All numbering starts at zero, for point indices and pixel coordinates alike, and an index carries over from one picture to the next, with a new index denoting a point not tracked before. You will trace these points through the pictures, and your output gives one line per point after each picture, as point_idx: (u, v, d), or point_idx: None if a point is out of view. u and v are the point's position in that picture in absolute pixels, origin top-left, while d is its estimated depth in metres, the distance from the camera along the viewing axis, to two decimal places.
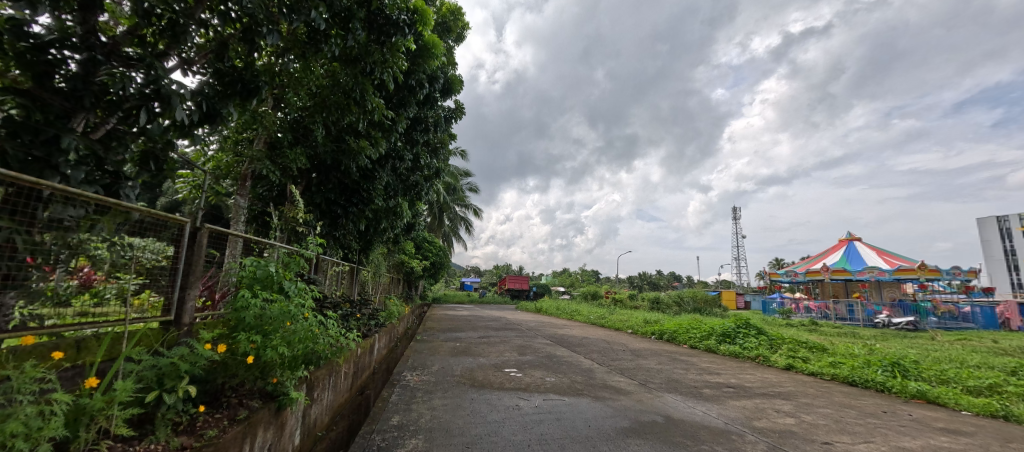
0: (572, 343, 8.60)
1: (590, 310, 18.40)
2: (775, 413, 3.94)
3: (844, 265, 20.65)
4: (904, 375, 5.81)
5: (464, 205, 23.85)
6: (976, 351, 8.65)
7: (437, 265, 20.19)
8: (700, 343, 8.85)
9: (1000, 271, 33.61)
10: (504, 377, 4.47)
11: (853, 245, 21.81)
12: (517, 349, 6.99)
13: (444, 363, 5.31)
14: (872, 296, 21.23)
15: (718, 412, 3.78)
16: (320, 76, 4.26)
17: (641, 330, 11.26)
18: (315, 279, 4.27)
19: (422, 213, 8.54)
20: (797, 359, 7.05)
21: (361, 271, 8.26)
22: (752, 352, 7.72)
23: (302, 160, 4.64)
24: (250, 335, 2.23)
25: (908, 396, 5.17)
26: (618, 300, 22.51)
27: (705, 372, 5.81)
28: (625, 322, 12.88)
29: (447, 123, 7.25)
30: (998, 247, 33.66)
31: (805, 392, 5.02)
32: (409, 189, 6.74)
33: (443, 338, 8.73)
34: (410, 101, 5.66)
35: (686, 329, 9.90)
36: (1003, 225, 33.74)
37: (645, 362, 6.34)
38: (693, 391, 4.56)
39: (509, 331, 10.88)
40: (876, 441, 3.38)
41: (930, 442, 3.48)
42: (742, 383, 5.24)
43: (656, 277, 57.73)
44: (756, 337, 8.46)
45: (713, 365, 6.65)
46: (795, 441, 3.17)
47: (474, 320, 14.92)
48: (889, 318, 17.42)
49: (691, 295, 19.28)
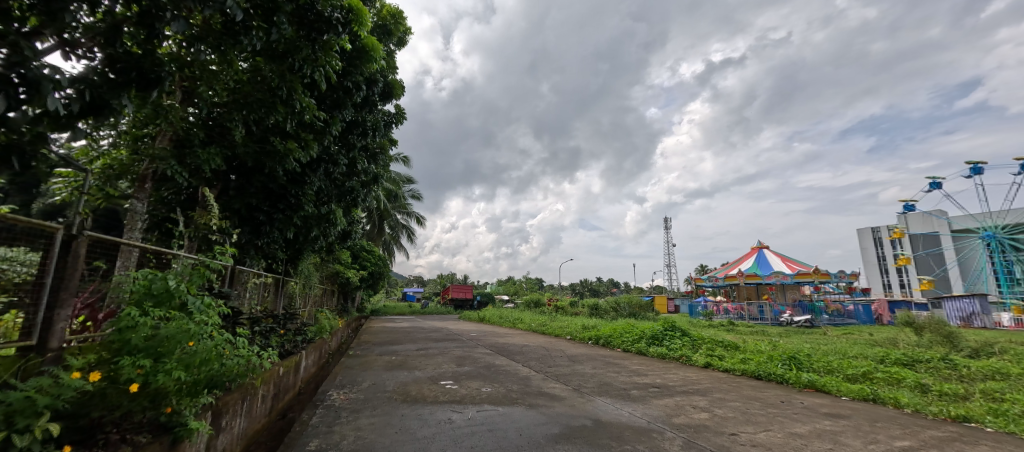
0: (512, 351, 8.64)
1: (532, 317, 18.67)
2: (692, 409, 4.25)
3: (756, 270, 23.03)
4: (799, 367, 6.58)
5: (407, 213, 23.17)
6: (856, 344, 10.04)
7: (376, 275, 19.34)
8: (632, 346, 9.35)
9: (874, 273, 39.53)
10: (440, 390, 4.36)
11: (762, 253, 24.42)
12: (456, 360, 6.85)
13: (377, 378, 5.06)
14: (778, 297, 23.87)
15: (643, 412, 3.99)
16: (240, 71, 3.90)
17: (579, 336, 11.63)
18: (228, 292, 3.87)
19: (360, 221, 8.15)
20: (715, 357, 7.71)
21: (288, 283, 7.67)
22: (678, 352, 8.31)
23: (217, 161, 4.20)
24: (136, 359, 1.95)
25: (802, 386, 5.86)
26: (559, 307, 23.09)
27: (635, 374, 6.13)
28: (564, 329, 13.21)
29: (387, 128, 7.01)
30: (873, 253, 39.61)
31: (719, 388, 5.48)
32: (345, 196, 6.40)
33: (378, 352, 8.32)
34: (345, 103, 5.40)
35: (620, 333, 10.39)
36: (875, 235, 39.85)
37: (581, 367, 6.55)
38: (622, 393, 4.78)
39: (449, 341, 10.65)
40: (774, 429, 3.77)
41: (817, 427, 3.95)
42: (666, 382, 5.61)
43: (595, 284, 60.17)
44: (681, 338, 9.13)
45: (642, 366, 7.03)
46: (708, 434, 3.44)
47: (414, 331, 14.41)
48: (791, 317, 19.67)
49: (627, 301, 20.31)
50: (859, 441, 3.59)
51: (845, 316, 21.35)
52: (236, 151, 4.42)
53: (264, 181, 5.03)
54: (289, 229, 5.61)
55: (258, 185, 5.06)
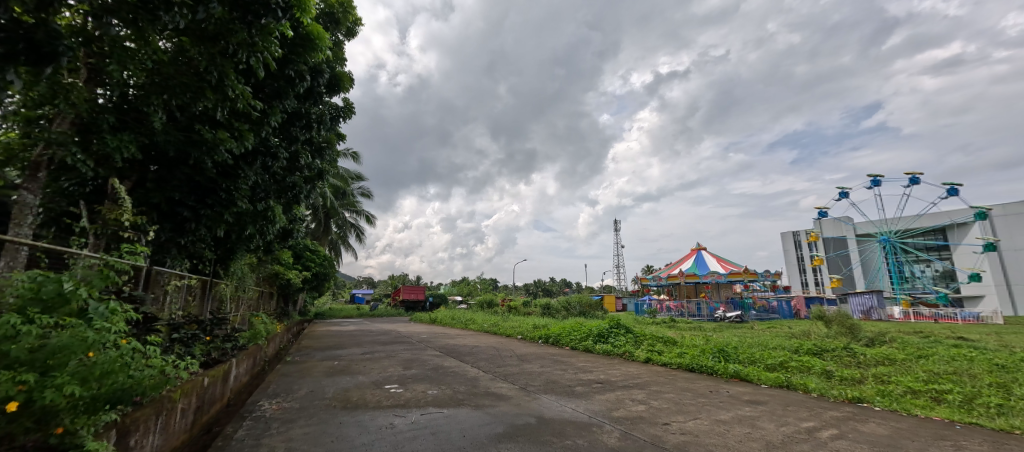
0: (462, 352, 8.57)
1: (485, 318, 18.64)
2: (631, 402, 4.47)
3: (694, 270, 24.66)
4: (727, 358, 7.15)
5: (356, 211, 22.19)
6: (778, 336, 11.07)
7: (321, 276, 18.33)
8: (580, 344, 9.64)
9: (794, 273, 43.84)
10: (383, 395, 4.22)
11: (700, 254, 26.18)
12: (403, 364, 6.66)
13: (316, 385, 4.79)
14: (713, 295, 25.71)
15: (585, 407, 4.13)
16: (161, 51, 3.50)
17: (530, 335, 11.77)
18: (140, 296, 3.47)
19: (302, 219, 7.69)
20: (655, 352, 8.16)
21: (218, 285, 7.06)
22: (621, 348, 8.70)
23: (131, 149, 3.75)
24: (16, 374, 1.68)
25: (729, 376, 6.36)
26: (512, 307, 23.28)
27: (580, 371, 6.33)
28: (515, 329, 13.32)
29: (334, 121, 6.68)
30: (793, 254, 43.94)
31: (657, 381, 5.80)
32: (285, 192, 5.99)
33: (319, 357, 7.89)
34: (287, 93, 5.06)
35: (569, 331, 10.67)
36: (795, 238, 44.19)
37: (529, 366, 6.65)
38: (567, 390, 4.91)
39: (398, 344, 10.34)
40: (702, 417, 4.07)
41: (739, 413, 4.30)
42: (609, 378, 5.85)
43: (548, 284, 61.31)
44: (625, 335, 9.54)
45: (588, 363, 7.27)
46: (644, 425, 3.63)
47: (360, 334, 13.83)
48: (724, 313, 21.27)
49: (578, 300, 20.87)
50: (774, 425, 3.96)
51: (770, 311, 23.46)
52: (155, 139, 3.97)
53: (189, 173, 4.57)
54: (218, 227, 5.14)
55: (183, 177, 4.58)
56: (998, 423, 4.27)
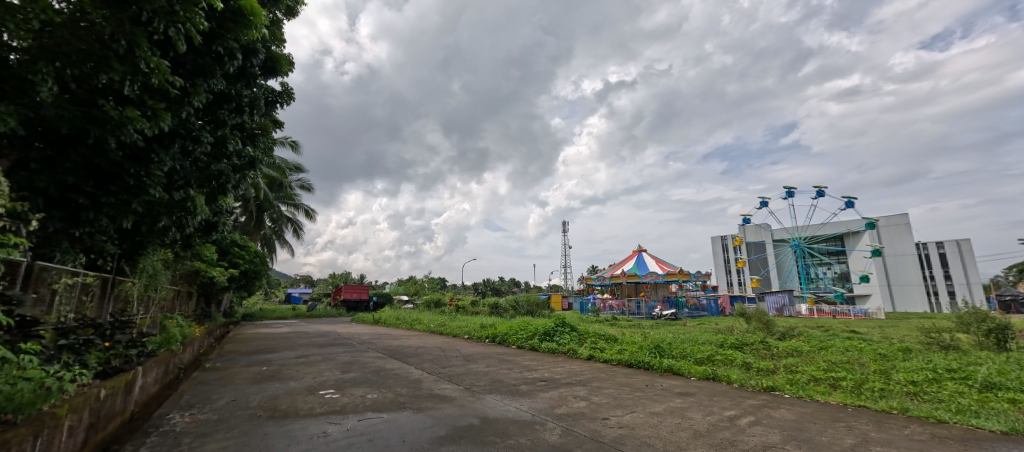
0: (405, 353, 8.31)
1: (431, 317, 18.26)
2: (573, 399, 4.59)
3: (635, 270, 25.98)
4: (662, 353, 7.60)
5: (293, 205, 20.72)
6: (706, 332, 11.97)
7: (251, 274, 16.88)
8: (526, 343, 9.76)
9: (721, 273, 47.75)
10: (317, 401, 3.96)
11: (641, 255, 27.62)
12: (342, 367, 6.32)
13: (239, 394, 4.38)
14: (651, 294, 27.26)
15: (529, 405, 4.16)
16: (54, 11, 3.00)
17: (476, 335, 11.70)
18: (18, 298, 2.97)
19: (230, 212, 7.02)
20: (597, 349, 8.47)
21: (122, 284, 6.23)
22: (565, 346, 8.95)
23: (11, 122, 3.17)
24: None
25: (663, 371, 6.75)
26: (460, 307, 23.01)
27: (525, 370, 6.41)
28: (462, 328, 13.18)
29: (269, 106, 6.16)
30: (721, 256, 47.83)
31: (598, 378, 6.02)
32: (210, 181, 5.43)
33: (245, 362, 7.25)
34: (213, 71, 4.59)
35: (515, 330, 10.75)
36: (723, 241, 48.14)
37: (474, 366, 6.60)
38: (512, 389, 4.93)
39: (337, 346, 9.81)
40: (638, 410, 4.27)
41: (671, 405, 4.58)
42: (553, 376, 5.96)
43: (497, 283, 61.45)
44: (569, 333, 9.80)
45: (533, 362, 7.38)
46: (584, 421, 3.74)
47: (294, 337, 12.95)
48: (661, 311, 22.62)
49: (526, 300, 21.06)
50: (700, 415, 4.26)
51: (700, 309, 25.37)
52: (41, 113, 3.37)
53: (89, 155, 3.96)
54: (125, 217, 4.51)
55: (80, 159, 3.96)
56: (881, 405, 4.91)
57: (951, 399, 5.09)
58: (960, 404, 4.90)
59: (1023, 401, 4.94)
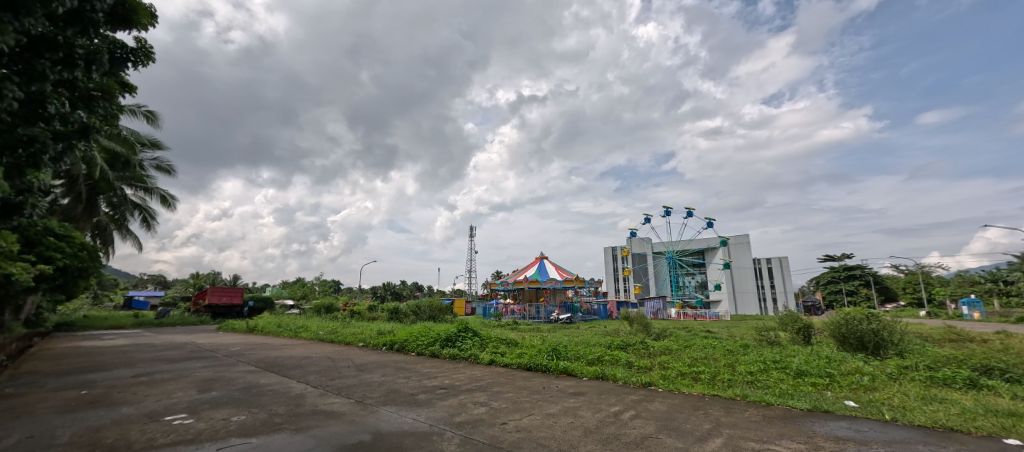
0: (287, 365, 7.37)
1: (319, 324, 16.56)
2: (473, 405, 4.52)
3: (536, 276, 27.12)
4: (559, 356, 7.98)
5: (145, 188, 17.12)
6: (596, 334, 12.97)
7: (74, 272, 13.39)
8: (426, 350, 9.41)
9: (611, 281, 52.48)
10: (160, 430, 3.24)
11: (543, 262, 28.92)
12: (201, 385, 5.32)
13: (41, 428, 3.36)
14: (550, 300, 28.70)
15: (426, 415, 3.96)
16: None
17: (372, 342, 10.93)
18: None
19: (44, 191, 5.45)
20: (498, 354, 8.56)
21: None
22: (467, 352, 8.87)
23: None
24: None
25: (559, 372, 7.10)
26: (355, 312, 21.36)
27: (425, 378, 6.15)
28: (357, 335, 12.20)
29: (116, 65, 4.98)
30: (611, 265, 52.62)
31: (498, 382, 6.05)
32: (14, 149, 4.13)
33: (57, 386, 5.65)
34: (31, 9, 3.52)
35: (415, 336, 10.30)
36: (614, 251, 53.04)
37: (368, 376, 6.12)
38: (408, 399, 4.67)
39: (196, 361, 8.26)
40: (535, 412, 4.38)
41: (565, 405, 4.80)
42: (453, 382, 5.83)
43: (398, 287, 58.63)
44: (472, 339, 9.73)
45: (433, 369, 7.13)
46: (483, 428, 3.68)
47: (135, 351, 10.57)
48: (558, 316, 23.90)
49: (428, 305, 20.41)
50: (590, 412, 4.53)
51: (592, 313, 27.51)
52: None
53: None
54: None
55: None
56: (729, 393, 5.83)
57: (775, 385, 6.27)
58: (781, 389, 6.06)
59: (820, 383, 6.31)
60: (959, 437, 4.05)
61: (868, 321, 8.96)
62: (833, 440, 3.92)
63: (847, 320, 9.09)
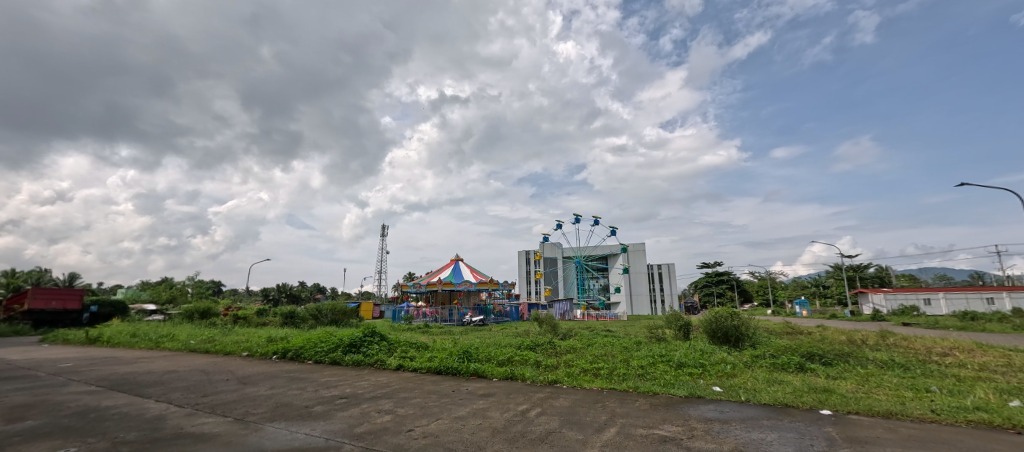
0: (142, 383, 6.12)
1: (191, 332, 14.17)
2: (376, 414, 4.24)
3: (451, 278, 26.74)
4: (470, 358, 7.92)
5: None
6: (507, 336, 13.21)
7: None
8: (325, 357, 8.63)
9: (523, 283, 53.98)
10: None
11: (458, 264, 28.62)
12: (9, 414, 4.15)
13: None
14: (463, 302, 28.52)
15: (321, 429, 3.60)
16: None
17: (260, 351, 9.68)
18: None
19: None
20: (407, 358, 8.20)
21: None
22: (373, 358, 8.35)
23: None
24: None
25: (470, 374, 7.06)
26: (240, 318, 18.76)
27: (323, 388, 5.61)
28: (240, 344, 10.71)
29: None
30: (524, 268, 54.20)
31: (405, 388, 5.78)
32: None
33: None
34: None
35: (313, 343, 9.40)
36: (527, 255, 54.72)
37: (252, 390, 5.37)
38: (302, 413, 4.21)
39: (5, 382, 6.45)
40: (443, 417, 4.27)
41: (473, 407, 4.76)
42: (355, 391, 5.42)
43: (295, 289, 53.01)
44: (379, 343, 9.18)
45: (332, 378, 6.54)
46: (386, 437, 3.48)
47: None
48: (470, 318, 23.82)
49: (330, 307, 18.70)
50: (498, 412, 4.56)
51: (503, 316, 27.97)
52: None
53: None
54: None
55: None
56: (623, 386, 6.36)
57: (661, 376, 7.03)
58: (665, 379, 6.81)
59: (695, 373, 7.24)
60: (792, 411, 4.96)
61: (731, 318, 10.57)
62: (704, 421, 4.50)
63: (716, 318, 10.60)
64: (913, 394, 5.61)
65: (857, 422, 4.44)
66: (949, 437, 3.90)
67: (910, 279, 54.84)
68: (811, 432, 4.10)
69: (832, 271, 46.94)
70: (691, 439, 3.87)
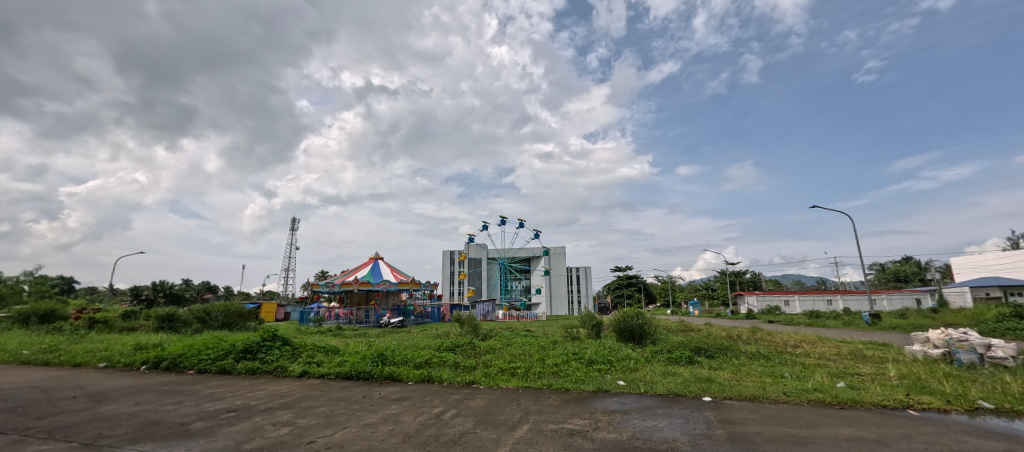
0: None
1: (26, 340, 11.44)
2: (272, 427, 3.84)
3: (369, 278, 25.27)
4: (384, 361, 7.57)
5: None
6: (425, 337, 12.88)
7: None
8: (212, 366, 7.59)
9: (446, 283, 53.02)
10: None
11: (377, 263, 27.16)
12: None
13: None
14: (381, 303, 27.13)
15: (200, 449, 3.16)
16: None
17: (124, 361, 8.18)
18: None
19: None
20: (312, 364, 7.57)
21: None
22: (272, 365, 7.56)
23: None
24: None
25: (384, 378, 6.76)
26: (99, 321, 15.66)
27: (206, 401, 4.92)
28: (97, 353, 8.94)
29: None
30: (448, 268, 53.29)
31: (309, 396, 5.32)
32: None
33: None
34: None
35: (197, 350, 8.21)
36: (451, 255, 53.89)
37: (110, 408, 4.51)
38: (178, 431, 3.66)
39: None
40: (351, 425, 4.01)
41: (385, 413, 4.55)
42: (248, 402, 4.86)
43: (178, 288, 45.72)
44: (280, 348, 8.34)
45: (219, 389, 5.77)
46: None
47: None
48: (389, 319, 22.76)
49: (223, 308, 16.50)
50: (412, 417, 4.43)
51: (424, 317, 27.22)
52: None
53: None
54: None
55: None
56: (537, 383, 6.59)
57: (573, 372, 7.43)
58: (576, 375, 7.21)
59: (603, 368, 7.78)
60: (680, 399, 5.58)
61: (636, 317, 11.57)
62: (608, 413, 4.84)
63: (624, 317, 11.53)
64: (772, 380, 6.67)
65: (730, 406, 5.15)
66: (796, 414, 4.71)
67: (774, 283, 65.36)
68: (695, 417, 4.65)
69: (720, 276, 53.72)
70: (596, 430, 4.14)
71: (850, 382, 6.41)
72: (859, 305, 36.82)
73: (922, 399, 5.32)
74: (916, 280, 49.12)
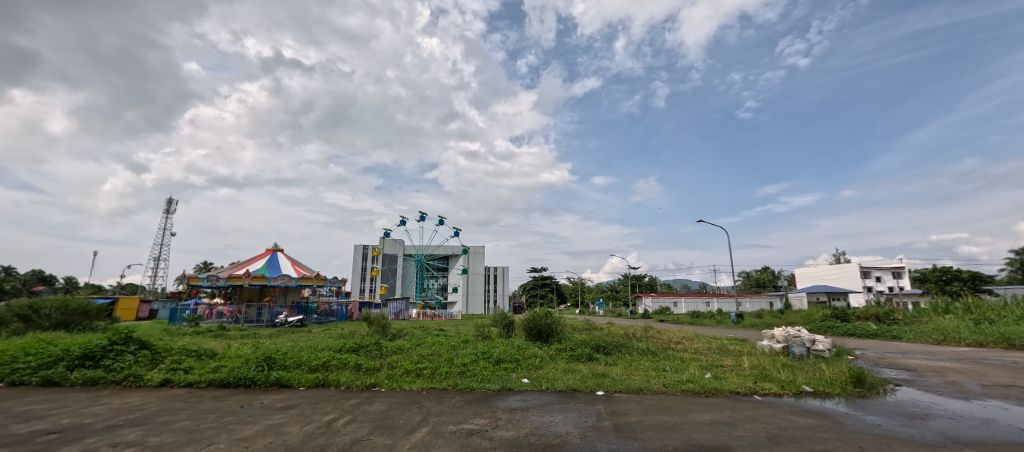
0: None
1: None
2: (111, 449, 3.21)
3: (263, 271, 22.60)
4: (272, 366, 6.81)
5: None
6: (326, 338, 11.94)
7: None
8: (33, 377, 6.10)
9: (355, 280, 49.75)
10: None
11: (275, 255, 24.44)
12: None
13: None
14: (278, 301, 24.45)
15: None
16: None
17: None
18: None
19: None
20: (178, 371, 6.51)
21: None
22: (122, 373, 6.33)
23: None
24: None
25: (269, 385, 6.07)
26: None
27: (16, 422, 3.92)
28: None
29: None
30: (358, 264, 50.06)
31: (168, 410, 4.54)
32: None
33: None
34: None
35: (10, 357, 6.52)
36: (362, 250, 50.72)
37: None
38: None
39: None
40: (219, 441, 3.52)
41: (264, 424, 4.08)
42: (81, 420, 4.00)
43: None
44: (135, 354, 7.00)
45: (39, 406, 4.64)
46: None
47: None
48: (286, 318, 20.59)
49: (59, 304, 13.43)
50: (298, 427, 4.04)
51: (328, 315, 25.19)
52: None
53: None
54: None
55: None
56: (443, 384, 6.49)
57: (480, 372, 7.49)
58: (483, 375, 7.28)
59: (510, 367, 7.98)
60: (577, 394, 5.97)
61: (545, 317, 12.10)
62: (508, 412, 4.96)
63: (533, 317, 11.99)
64: (656, 373, 7.49)
65: (620, 399, 5.64)
66: (671, 404, 5.33)
67: (666, 287, 73.55)
68: (587, 411, 5.00)
69: (623, 279, 58.80)
70: (495, 429, 4.21)
71: (715, 373, 7.48)
72: (730, 307, 43.21)
73: (765, 385, 6.42)
74: (771, 287, 59.25)
